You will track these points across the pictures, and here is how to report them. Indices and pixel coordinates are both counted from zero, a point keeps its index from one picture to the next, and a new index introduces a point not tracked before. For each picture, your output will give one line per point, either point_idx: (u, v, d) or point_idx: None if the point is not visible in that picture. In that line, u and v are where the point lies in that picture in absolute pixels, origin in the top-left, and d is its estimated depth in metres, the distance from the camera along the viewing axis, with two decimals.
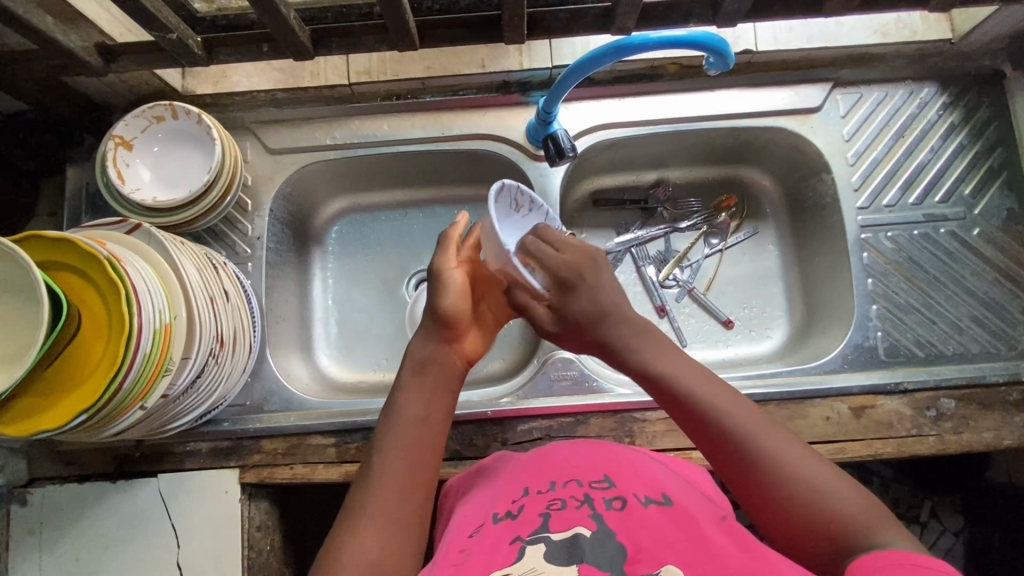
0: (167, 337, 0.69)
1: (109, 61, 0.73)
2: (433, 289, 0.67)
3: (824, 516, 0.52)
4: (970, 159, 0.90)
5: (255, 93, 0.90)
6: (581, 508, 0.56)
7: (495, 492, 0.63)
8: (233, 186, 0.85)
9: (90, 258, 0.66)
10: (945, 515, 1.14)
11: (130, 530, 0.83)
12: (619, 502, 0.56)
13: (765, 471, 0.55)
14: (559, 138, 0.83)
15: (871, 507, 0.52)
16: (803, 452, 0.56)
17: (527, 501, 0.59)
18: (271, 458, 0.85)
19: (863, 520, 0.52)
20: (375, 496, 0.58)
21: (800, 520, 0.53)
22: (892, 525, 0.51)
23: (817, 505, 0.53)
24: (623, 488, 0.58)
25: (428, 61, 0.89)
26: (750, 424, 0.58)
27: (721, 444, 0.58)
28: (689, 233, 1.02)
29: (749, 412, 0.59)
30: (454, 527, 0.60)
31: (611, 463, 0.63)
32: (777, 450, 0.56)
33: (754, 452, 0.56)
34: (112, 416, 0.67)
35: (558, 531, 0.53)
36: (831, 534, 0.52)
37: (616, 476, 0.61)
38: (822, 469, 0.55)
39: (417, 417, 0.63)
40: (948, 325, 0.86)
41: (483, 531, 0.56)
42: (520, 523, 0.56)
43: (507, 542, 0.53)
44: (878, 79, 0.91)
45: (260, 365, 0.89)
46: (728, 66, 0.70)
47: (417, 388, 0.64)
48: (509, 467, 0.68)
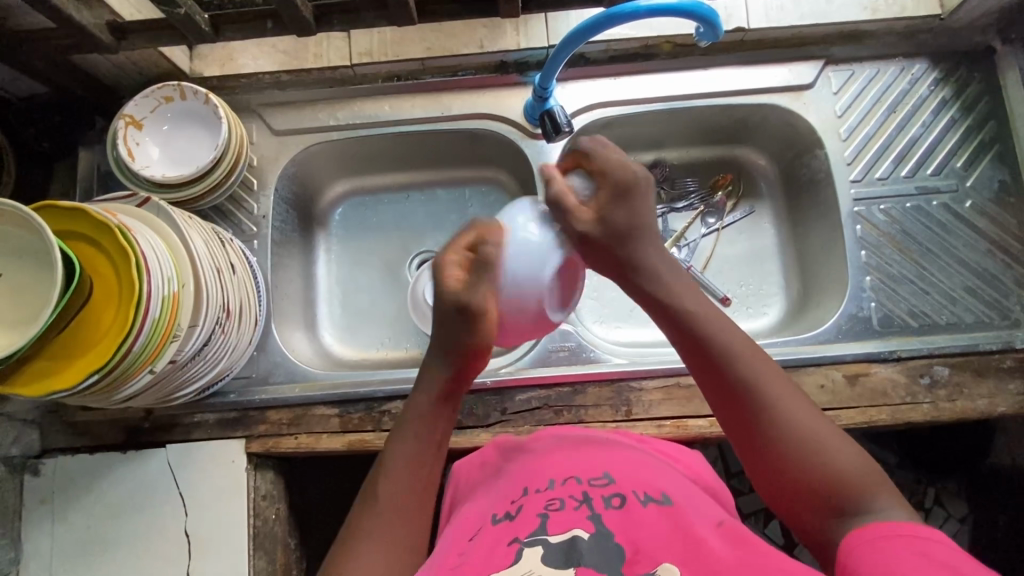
0: (176, 305, 0.71)
1: (120, 38, 0.76)
2: (472, 325, 0.64)
3: (818, 471, 0.55)
4: (962, 133, 0.91)
5: (261, 75, 0.93)
6: (580, 508, 0.57)
7: (493, 493, 0.65)
8: (240, 164, 0.87)
9: (102, 227, 0.68)
10: (948, 500, 1.16)
11: (140, 499, 0.85)
12: (617, 500, 0.58)
13: (765, 415, 0.58)
14: (556, 114, 0.85)
15: (865, 468, 0.54)
16: (806, 406, 0.58)
17: (526, 501, 0.60)
18: (276, 428, 0.86)
19: (854, 478, 0.54)
20: (373, 515, 0.60)
21: (795, 481, 0.56)
22: (884, 486, 0.53)
23: (812, 458, 0.55)
24: (621, 486, 0.60)
25: (428, 41, 0.92)
26: (761, 368, 0.60)
27: (729, 389, 0.60)
28: (687, 213, 1.03)
29: (761, 360, 0.61)
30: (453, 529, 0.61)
31: (610, 461, 0.65)
32: (785, 402, 0.58)
33: (760, 398, 0.59)
34: (122, 379, 0.69)
35: (556, 534, 0.54)
36: (823, 491, 0.54)
37: (614, 474, 0.62)
38: (823, 426, 0.57)
39: (428, 438, 0.64)
40: (941, 295, 0.88)
41: (481, 534, 0.58)
42: (519, 522, 0.57)
43: (505, 542, 0.55)
44: (870, 55, 0.93)
45: (266, 340, 0.91)
46: (718, 36, 0.72)
47: (424, 412, 0.65)
48: (510, 464, 0.69)
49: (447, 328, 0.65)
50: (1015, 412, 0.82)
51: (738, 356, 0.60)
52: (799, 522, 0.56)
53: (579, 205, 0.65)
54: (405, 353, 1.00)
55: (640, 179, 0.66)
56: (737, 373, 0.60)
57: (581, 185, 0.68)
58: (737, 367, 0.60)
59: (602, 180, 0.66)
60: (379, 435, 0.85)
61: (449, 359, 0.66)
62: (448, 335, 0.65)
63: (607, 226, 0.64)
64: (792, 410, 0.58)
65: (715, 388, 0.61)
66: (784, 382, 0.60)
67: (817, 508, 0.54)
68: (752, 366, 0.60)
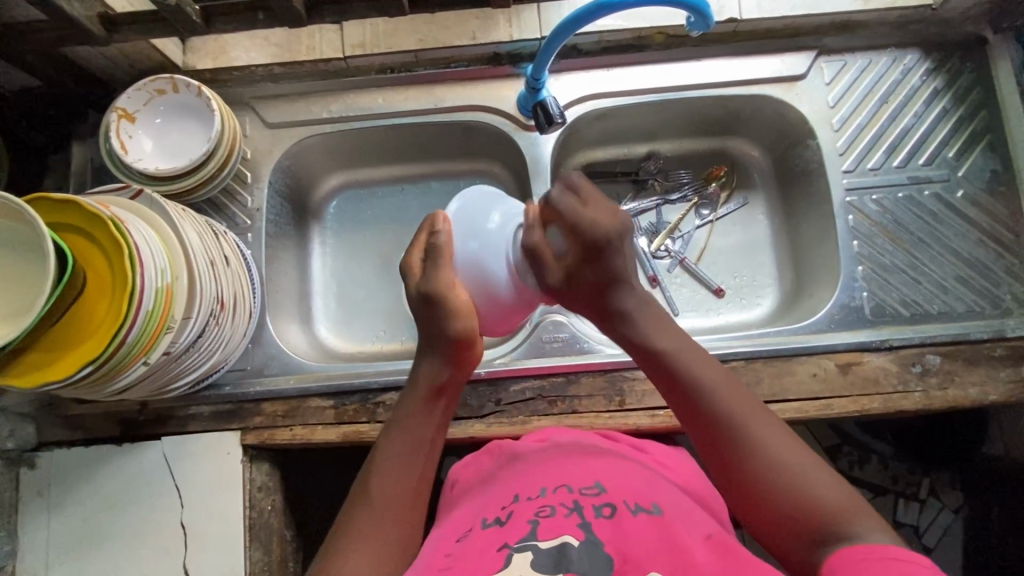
0: (169, 297, 0.71)
1: (111, 31, 0.75)
2: (439, 313, 0.64)
3: (797, 502, 0.54)
4: (954, 123, 0.91)
5: (254, 68, 0.93)
6: (570, 516, 0.56)
7: (485, 501, 0.65)
8: (233, 156, 0.87)
9: (95, 219, 0.68)
10: (943, 492, 1.16)
11: (136, 491, 0.85)
12: (608, 509, 0.57)
13: (741, 450, 0.58)
14: (548, 105, 0.85)
15: (845, 496, 0.54)
16: (783, 437, 0.58)
17: (516, 509, 0.60)
18: (271, 420, 0.87)
19: (835, 506, 0.53)
20: (363, 510, 0.60)
21: (776, 511, 0.55)
22: (863, 513, 0.52)
23: (793, 486, 0.55)
24: (613, 495, 0.60)
25: (420, 33, 0.91)
26: (736, 403, 0.60)
27: (708, 427, 0.60)
28: (681, 205, 1.04)
29: (740, 397, 0.60)
30: (441, 532, 0.62)
31: (604, 471, 0.65)
32: (761, 435, 0.58)
33: (736, 434, 0.58)
34: (116, 371, 0.69)
35: (545, 539, 0.54)
36: (803, 521, 0.54)
37: (607, 484, 0.62)
38: (803, 456, 0.57)
39: (423, 440, 0.64)
40: (933, 285, 0.88)
41: (472, 539, 0.58)
42: (510, 530, 0.57)
43: (495, 547, 0.55)
44: (863, 46, 0.93)
45: (261, 332, 0.92)
46: (709, 26, 0.72)
47: (423, 414, 0.65)
48: (505, 470, 0.70)
49: (425, 321, 0.65)
50: (1006, 400, 0.83)
51: (715, 393, 0.60)
52: (784, 556, 0.56)
53: (548, 256, 0.63)
54: (400, 346, 1.00)
55: (617, 237, 0.63)
56: (714, 409, 0.60)
57: (558, 242, 0.64)
58: (714, 404, 0.60)
59: (576, 240, 0.63)
60: (374, 426, 0.86)
61: (442, 367, 0.65)
62: (435, 336, 0.65)
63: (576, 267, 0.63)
64: (768, 444, 0.57)
65: (694, 426, 0.61)
66: (760, 413, 0.59)
67: (800, 539, 0.54)
68: (732, 402, 0.60)
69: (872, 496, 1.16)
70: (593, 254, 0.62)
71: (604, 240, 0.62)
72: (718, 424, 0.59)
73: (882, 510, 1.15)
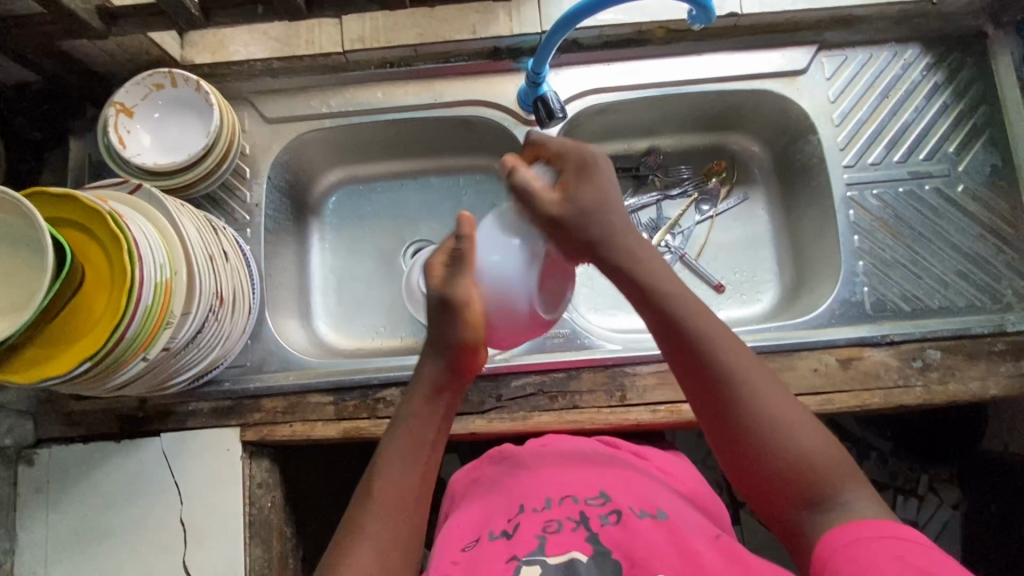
0: (168, 292, 0.71)
1: (109, 24, 0.74)
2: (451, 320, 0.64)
3: (789, 461, 0.56)
4: (954, 117, 0.91)
5: (252, 62, 0.92)
6: (577, 530, 0.58)
7: (489, 508, 0.66)
8: (232, 151, 0.87)
9: (93, 214, 0.68)
10: (942, 487, 1.16)
11: (136, 487, 0.85)
12: (614, 517, 0.59)
13: (738, 409, 0.58)
14: (549, 99, 0.85)
15: (835, 455, 0.56)
16: (778, 394, 0.58)
17: (522, 519, 0.61)
18: (271, 416, 0.86)
19: (822, 465, 0.55)
20: (369, 519, 0.59)
21: (763, 467, 0.57)
22: (851, 475, 0.55)
23: (783, 445, 0.56)
24: (618, 503, 0.61)
25: (420, 27, 0.91)
26: (735, 358, 0.59)
27: (705, 380, 0.60)
28: (681, 200, 1.04)
29: (739, 350, 0.60)
30: (447, 540, 0.64)
31: (608, 480, 0.65)
32: (759, 392, 0.58)
33: (732, 391, 0.58)
34: (115, 367, 0.69)
35: (553, 554, 0.55)
36: (793, 480, 0.55)
37: (611, 493, 0.63)
38: (794, 412, 0.58)
39: (425, 441, 0.63)
40: (933, 279, 0.88)
41: (480, 550, 0.60)
42: (517, 542, 0.58)
43: (504, 559, 0.56)
44: (863, 41, 0.93)
45: (260, 328, 0.91)
46: (710, 19, 0.72)
47: (425, 413, 0.64)
48: (507, 475, 0.71)
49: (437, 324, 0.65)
50: (1006, 394, 0.83)
51: (715, 345, 0.60)
52: (769, 508, 0.58)
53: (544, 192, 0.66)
54: (400, 342, 1.00)
55: (598, 158, 0.67)
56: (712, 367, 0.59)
57: (545, 175, 0.68)
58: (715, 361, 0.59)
59: (565, 165, 0.67)
60: (374, 422, 0.85)
61: (438, 364, 0.65)
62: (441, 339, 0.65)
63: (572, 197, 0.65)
64: (765, 400, 0.58)
65: (690, 379, 0.61)
66: (757, 369, 0.59)
67: (792, 498, 0.55)
68: (733, 358, 0.59)
69: None
70: (579, 210, 0.64)
71: (588, 157, 0.66)
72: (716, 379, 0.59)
73: None
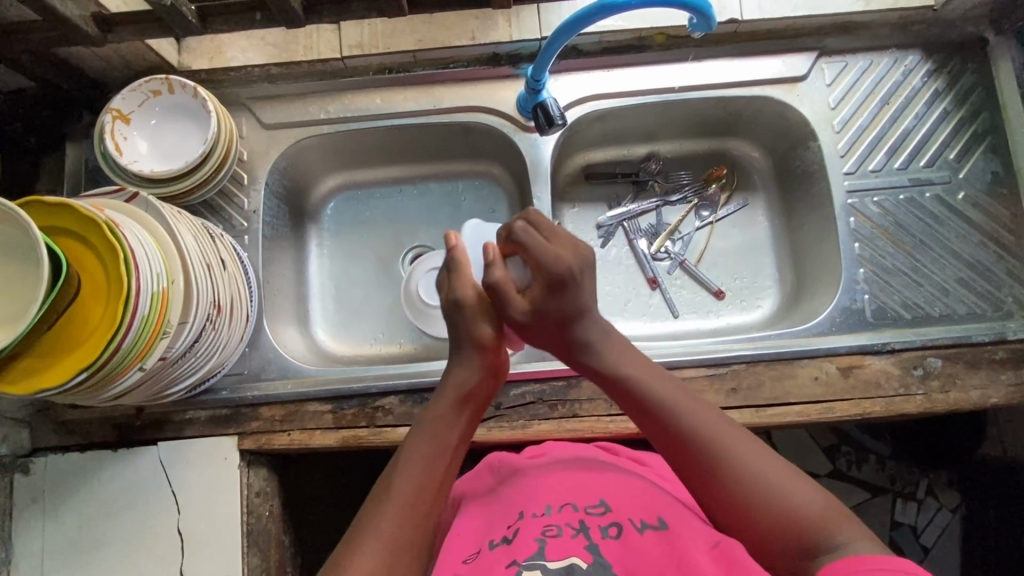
0: (165, 302, 0.70)
1: (106, 31, 0.74)
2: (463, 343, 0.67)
3: (782, 511, 0.54)
4: (955, 124, 0.91)
5: (250, 68, 0.92)
6: (576, 537, 0.57)
7: (488, 516, 0.65)
8: (229, 158, 0.86)
9: (89, 223, 0.67)
10: (941, 492, 1.16)
11: (133, 496, 0.84)
12: (614, 530, 0.58)
13: (719, 470, 0.58)
14: (548, 107, 0.84)
15: (826, 505, 0.54)
16: (757, 452, 0.58)
17: (522, 525, 0.60)
18: (268, 424, 0.86)
19: (812, 514, 0.54)
20: (382, 512, 0.58)
21: (755, 526, 0.55)
22: (847, 521, 0.53)
23: (771, 502, 0.55)
24: (619, 514, 0.60)
25: (419, 33, 0.91)
26: (707, 425, 0.60)
27: (682, 451, 0.60)
28: (681, 206, 1.04)
29: (716, 421, 0.61)
30: (449, 547, 0.63)
31: (609, 487, 0.64)
32: (737, 451, 0.58)
33: (710, 454, 0.58)
34: (111, 377, 0.68)
35: (553, 560, 0.55)
36: (790, 532, 0.54)
37: (612, 502, 0.62)
38: (781, 471, 0.57)
39: (446, 442, 0.64)
40: (934, 287, 0.88)
41: (479, 557, 0.59)
42: (517, 546, 0.57)
43: (505, 564, 0.56)
44: (864, 47, 0.93)
45: (258, 336, 0.91)
46: (711, 27, 0.71)
47: (447, 414, 0.65)
48: (506, 483, 0.70)
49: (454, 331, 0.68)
50: (1008, 403, 0.82)
51: (682, 415, 0.61)
52: (773, 566, 0.55)
53: (516, 293, 0.67)
54: (399, 348, 1.00)
55: (577, 270, 0.66)
56: (685, 435, 0.60)
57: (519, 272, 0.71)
58: (687, 425, 0.60)
59: (543, 272, 0.66)
60: (373, 431, 0.85)
61: (471, 369, 0.66)
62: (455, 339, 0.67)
63: (546, 297, 0.66)
64: (742, 458, 0.58)
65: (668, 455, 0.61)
66: (729, 430, 0.60)
67: (790, 550, 0.53)
68: (701, 422, 0.60)
69: (870, 497, 1.16)
70: (558, 286, 0.65)
71: (567, 269, 0.65)
72: (691, 447, 0.59)
73: (880, 511, 1.15)
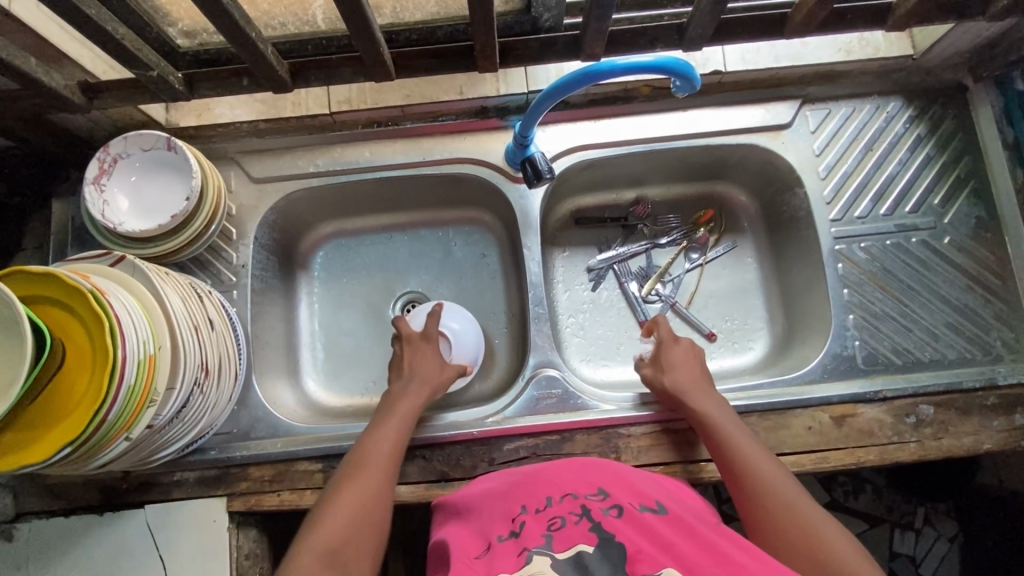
0: (152, 368, 0.69)
1: (92, 98, 0.75)
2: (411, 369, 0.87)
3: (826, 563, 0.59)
4: (938, 170, 0.92)
5: (238, 124, 0.92)
6: (581, 521, 0.58)
7: (491, 516, 0.65)
8: (218, 214, 0.86)
9: (75, 292, 0.66)
10: (939, 521, 1.15)
11: (118, 562, 0.82)
12: (616, 510, 0.59)
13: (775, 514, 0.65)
14: (536, 161, 0.84)
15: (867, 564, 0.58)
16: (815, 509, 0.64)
17: (527, 519, 0.61)
18: (258, 485, 0.85)
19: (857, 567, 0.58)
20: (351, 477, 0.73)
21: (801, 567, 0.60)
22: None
23: (797, 519, 0.63)
24: (617, 499, 0.61)
25: (407, 89, 0.92)
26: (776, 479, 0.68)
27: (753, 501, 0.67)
28: (670, 248, 1.04)
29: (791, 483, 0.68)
30: (458, 550, 0.62)
31: (601, 477, 0.66)
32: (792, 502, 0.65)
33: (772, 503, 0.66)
34: (96, 449, 0.67)
35: (561, 551, 0.55)
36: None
37: (609, 489, 0.63)
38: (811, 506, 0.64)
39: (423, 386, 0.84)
40: (923, 332, 0.88)
41: (489, 553, 0.58)
42: (524, 539, 0.58)
43: (516, 553, 0.56)
44: (846, 95, 0.94)
45: (247, 393, 0.90)
46: (695, 88, 0.72)
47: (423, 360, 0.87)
48: (495, 493, 0.70)
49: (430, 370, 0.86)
50: (1001, 449, 0.82)
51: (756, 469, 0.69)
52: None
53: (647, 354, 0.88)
54: None
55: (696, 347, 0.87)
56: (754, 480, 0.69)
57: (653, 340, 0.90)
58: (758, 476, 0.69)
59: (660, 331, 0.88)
60: None
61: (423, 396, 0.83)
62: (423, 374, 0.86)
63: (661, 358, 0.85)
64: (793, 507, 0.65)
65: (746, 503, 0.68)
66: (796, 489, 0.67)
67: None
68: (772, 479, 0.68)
69: (868, 527, 1.15)
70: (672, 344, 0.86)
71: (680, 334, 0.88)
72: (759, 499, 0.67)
73: (879, 542, 1.14)
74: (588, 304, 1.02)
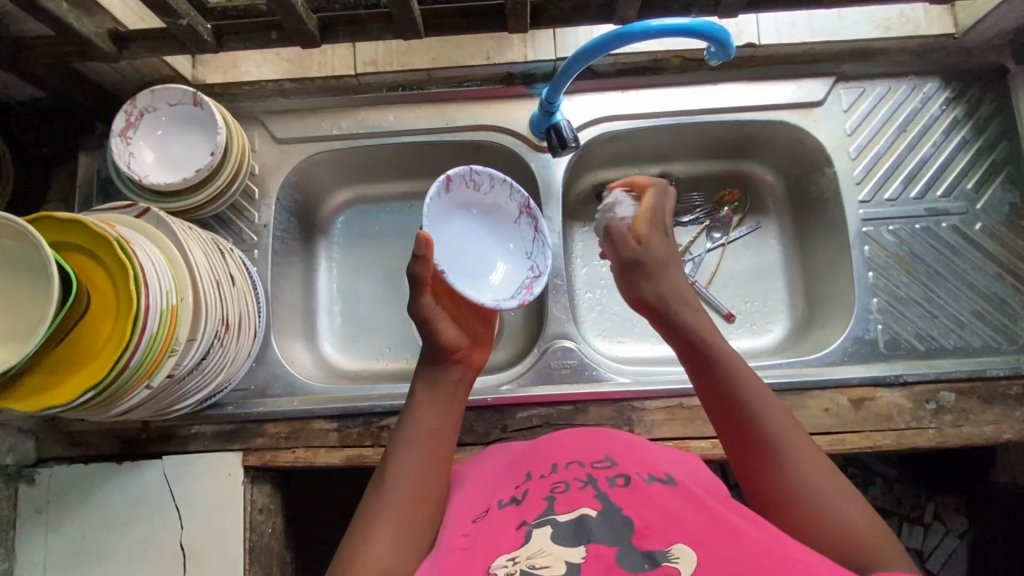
0: (174, 318, 0.69)
1: (121, 48, 0.75)
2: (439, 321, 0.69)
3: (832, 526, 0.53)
4: (973, 154, 0.90)
5: (264, 83, 0.93)
6: (586, 488, 0.58)
7: (497, 481, 0.65)
8: (241, 172, 0.86)
9: (101, 240, 0.66)
10: (949, 517, 1.13)
11: (136, 510, 0.84)
12: (622, 479, 0.59)
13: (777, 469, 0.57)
14: (562, 128, 0.83)
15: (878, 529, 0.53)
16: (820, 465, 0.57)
17: (530, 486, 0.61)
18: (274, 441, 0.86)
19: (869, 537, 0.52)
20: (387, 505, 0.60)
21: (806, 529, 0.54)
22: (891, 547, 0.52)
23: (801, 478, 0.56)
24: (624, 467, 0.61)
25: (433, 51, 0.92)
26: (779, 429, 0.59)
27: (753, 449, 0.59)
28: (692, 227, 1.02)
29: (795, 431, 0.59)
30: (458, 511, 0.63)
31: (609, 445, 0.65)
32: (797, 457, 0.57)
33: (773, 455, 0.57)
34: (120, 394, 0.68)
35: (563, 512, 0.55)
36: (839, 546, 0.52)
37: (617, 457, 0.63)
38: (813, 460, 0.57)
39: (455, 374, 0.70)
40: (948, 318, 0.87)
41: (488, 518, 0.59)
42: (526, 507, 0.58)
43: (515, 525, 0.56)
44: (882, 73, 0.92)
45: (265, 351, 0.90)
46: (729, 56, 0.70)
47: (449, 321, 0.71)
48: (506, 459, 0.69)
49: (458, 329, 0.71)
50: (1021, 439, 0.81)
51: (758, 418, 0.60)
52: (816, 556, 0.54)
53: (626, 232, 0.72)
54: (405, 364, 0.99)
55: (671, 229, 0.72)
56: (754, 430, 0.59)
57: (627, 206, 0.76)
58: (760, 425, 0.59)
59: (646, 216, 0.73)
60: (378, 451, 0.85)
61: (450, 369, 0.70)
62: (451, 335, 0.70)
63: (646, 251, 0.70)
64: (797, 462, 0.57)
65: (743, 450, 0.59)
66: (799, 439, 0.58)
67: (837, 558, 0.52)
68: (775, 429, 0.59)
69: None
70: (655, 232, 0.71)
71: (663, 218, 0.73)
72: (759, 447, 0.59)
73: None
74: (606, 280, 1.01)
